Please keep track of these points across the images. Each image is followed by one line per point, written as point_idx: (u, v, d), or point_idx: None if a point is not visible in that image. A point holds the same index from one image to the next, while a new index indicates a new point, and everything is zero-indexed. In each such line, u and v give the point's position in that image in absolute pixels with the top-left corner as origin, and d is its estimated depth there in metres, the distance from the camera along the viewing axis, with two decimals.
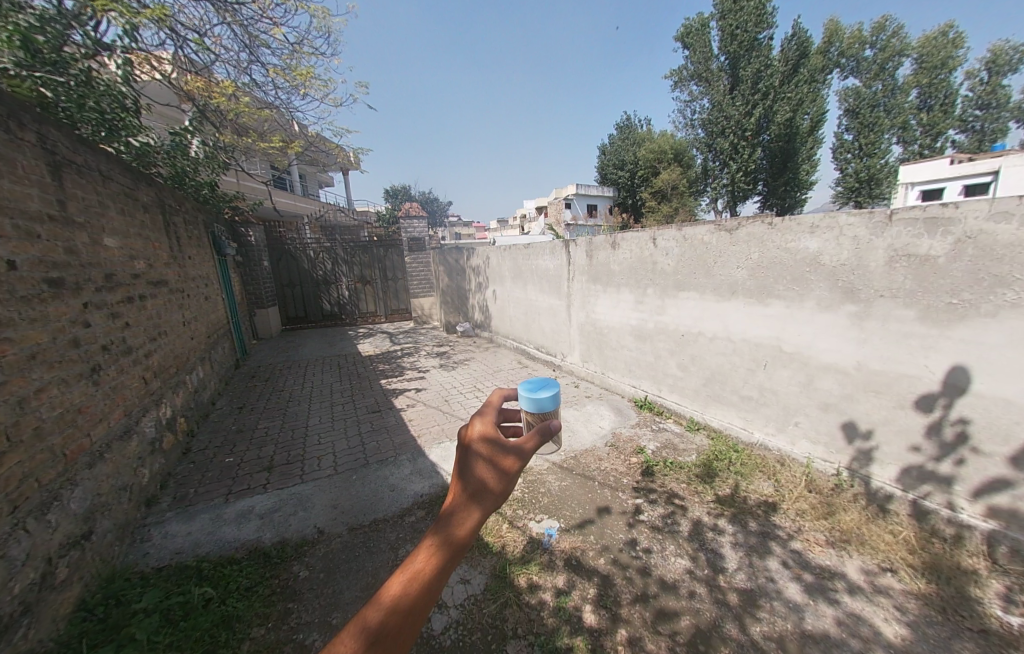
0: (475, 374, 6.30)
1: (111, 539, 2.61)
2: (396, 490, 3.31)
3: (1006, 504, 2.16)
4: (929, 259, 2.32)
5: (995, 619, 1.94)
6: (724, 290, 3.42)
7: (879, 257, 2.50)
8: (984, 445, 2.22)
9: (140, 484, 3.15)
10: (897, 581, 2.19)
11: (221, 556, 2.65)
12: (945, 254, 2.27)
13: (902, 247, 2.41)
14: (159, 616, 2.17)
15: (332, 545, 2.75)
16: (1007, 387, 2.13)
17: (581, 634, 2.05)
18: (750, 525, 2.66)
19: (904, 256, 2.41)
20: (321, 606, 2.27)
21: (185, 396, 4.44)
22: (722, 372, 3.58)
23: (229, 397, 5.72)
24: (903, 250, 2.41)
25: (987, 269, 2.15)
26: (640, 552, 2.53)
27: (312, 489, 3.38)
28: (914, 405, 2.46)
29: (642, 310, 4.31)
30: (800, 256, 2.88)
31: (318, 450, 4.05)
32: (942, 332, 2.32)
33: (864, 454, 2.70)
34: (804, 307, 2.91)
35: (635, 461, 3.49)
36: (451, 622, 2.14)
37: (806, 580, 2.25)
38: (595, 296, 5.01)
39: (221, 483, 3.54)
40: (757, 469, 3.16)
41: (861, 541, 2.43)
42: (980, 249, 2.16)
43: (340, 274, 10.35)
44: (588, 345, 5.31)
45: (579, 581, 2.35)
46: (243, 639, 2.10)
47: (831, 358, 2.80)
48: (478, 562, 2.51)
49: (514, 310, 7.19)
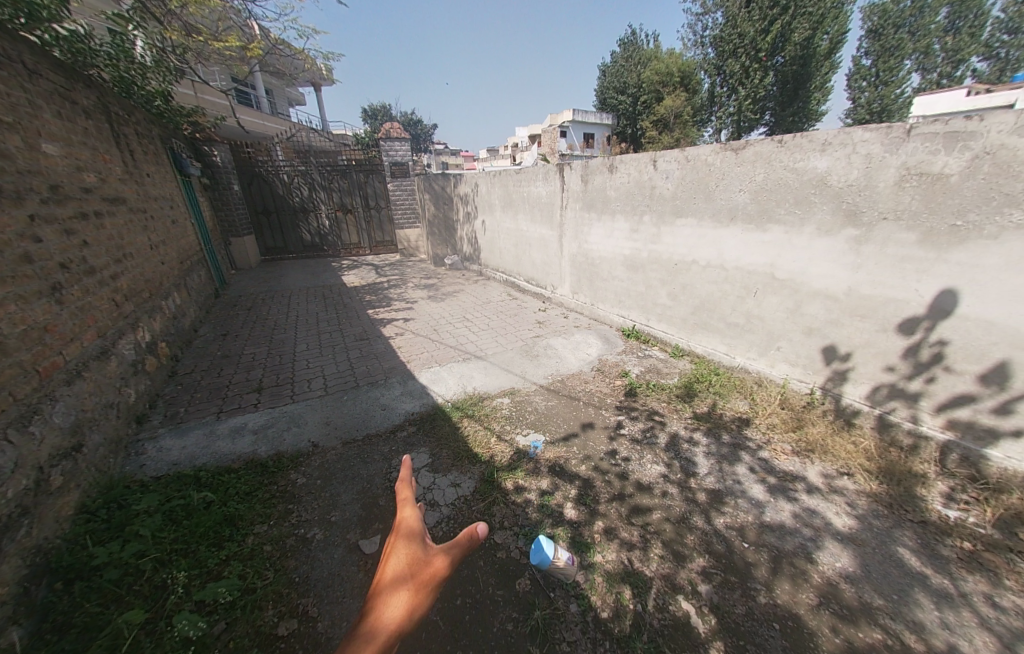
0: (464, 304, 6.25)
1: (105, 451, 2.64)
2: (387, 409, 3.38)
3: (965, 417, 2.30)
4: (942, 178, 2.22)
5: (935, 512, 2.16)
6: (723, 215, 3.30)
7: (889, 175, 2.39)
8: (957, 364, 2.30)
9: (127, 402, 3.13)
10: (853, 482, 2.40)
11: (219, 466, 2.72)
12: (958, 172, 2.17)
13: (916, 165, 2.30)
14: (162, 516, 2.21)
15: (326, 457, 2.84)
16: (994, 309, 2.14)
17: (561, 525, 2.22)
18: (723, 437, 2.84)
19: (914, 175, 2.31)
20: (320, 507, 2.40)
21: (164, 321, 4.31)
22: (712, 300, 3.59)
23: (212, 324, 5.59)
24: (916, 167, 2.29)
25: (999, 188, 2.07)
26: (620, 461, 2.69)
27: (303, 407, 3.43)
28: (897, 328, 2.51)
29: (636, 239, 4.20)
30: (806, 176, 2.75)
31: (307, 373, 4.07)
32: (940, 256, 2.29)
33: (839, 373, 2.83)
34: (803, 232, 2.84)
35: (619, 384, 3.61)
36: (443, 517, 2.29)
37: (770, 482, 2.45)
38: (588, 224, 4.83)
39: (211, 402, 3.55)
40: (735, 389, 3.31)
41: (823, 449, 2.62)
42: (997, 166, 2.06)
43: (318, 201, 9.68)
44: (579, 276, 5.25)
45: (561, 484, 2.51)
46: (248, 534, 2.19)
47: (822, 284, 2.80)
48: (468, 469, 2.65)
49: (503, 241, 6.97)
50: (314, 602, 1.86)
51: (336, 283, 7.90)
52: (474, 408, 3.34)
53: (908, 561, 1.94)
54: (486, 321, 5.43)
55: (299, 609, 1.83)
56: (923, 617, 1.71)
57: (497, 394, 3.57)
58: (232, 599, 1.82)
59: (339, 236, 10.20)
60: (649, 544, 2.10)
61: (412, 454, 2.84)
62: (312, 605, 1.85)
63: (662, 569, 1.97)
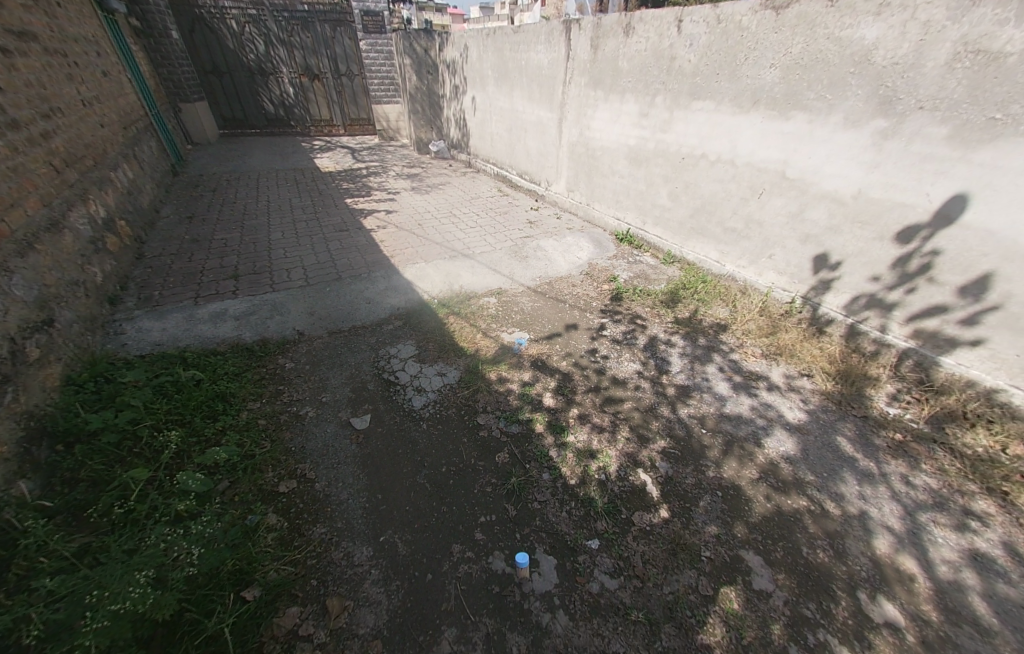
0: (450, 199, 5.85)
1: (80, 329, 2.57)
2: (372, 302, 3.33)
3: (931, 327, 2.42)
4: (998, 59, 1.98)
5: (876, 409, 2.39)
6: (746, 97, 3.01)
7: (942, 53, 2.13)
8: (941, 276, 2.33)
9: (95, 281, 2.98)
10: (810, 382, 2.60)
11: (204, 347, 2.72)
12: (1018, 52, 1.93)
13: (976, 39, 2.03)
14: (152, 389, 2.26)
15: (313, 344, 2.86)
16: (998, 218, 2.09)
17: (540, 411, 2.38)
18: (699, 340, 2.96)
19: (969, 53, 2.06)
20: (311, 388, 2.48)
21: (118, 196, 3.91)
22: (713, 201, 3.44)
23: (175, 206, 5.13)
24: (975, 43, 2.03)
25: None
26: (599, 358, 2.81)
27: (284, 296, 3.35)
28: (894, 237, 2.48)
29: (644, 126, 3.85)
30: (850, 49, 2.43)
31: (286, 262, 3.90)
32: (964, 155, 2.15)
33: (824, 283, 2.87)
34: (828, 121, 2.62)
35: (607, 288, 3.61)
36: (429, 401, 2.43)
37: (735, 380, 2.62)
38: (593, 105, 4.34)
39: (187, 286, 3.42)
40: (718, 296, 3.35)
41: (791, 353, 2.78)
42: None
43: (278, 61, 8.30)
44: (577, 171, 4.89)
45: (543, 376, 2.64)
46: (241, 409, 2.28)
47: (832, 186, 2.68)
48: (453, 361, 2.73)
49: (495, 126, 6.27)
50: (311, 467, 2.03)
51: (309, 166, 7.17)
52: (460, 306, 3.33)
53: (843, 447, 2.19)
54: (474, 218, 5.15)
55: (297, 472, 1.99)
56: (844, 490, 1.99)
57: (484, 292, 3.54)
58: (232, 462, 1.96)
59: (307, 111, 8.99)
60: (618, 428, 2.29)
61: (399, 345, 2.88)
62: (310, 469, 2.01)
63: (627, 447, 2.18)
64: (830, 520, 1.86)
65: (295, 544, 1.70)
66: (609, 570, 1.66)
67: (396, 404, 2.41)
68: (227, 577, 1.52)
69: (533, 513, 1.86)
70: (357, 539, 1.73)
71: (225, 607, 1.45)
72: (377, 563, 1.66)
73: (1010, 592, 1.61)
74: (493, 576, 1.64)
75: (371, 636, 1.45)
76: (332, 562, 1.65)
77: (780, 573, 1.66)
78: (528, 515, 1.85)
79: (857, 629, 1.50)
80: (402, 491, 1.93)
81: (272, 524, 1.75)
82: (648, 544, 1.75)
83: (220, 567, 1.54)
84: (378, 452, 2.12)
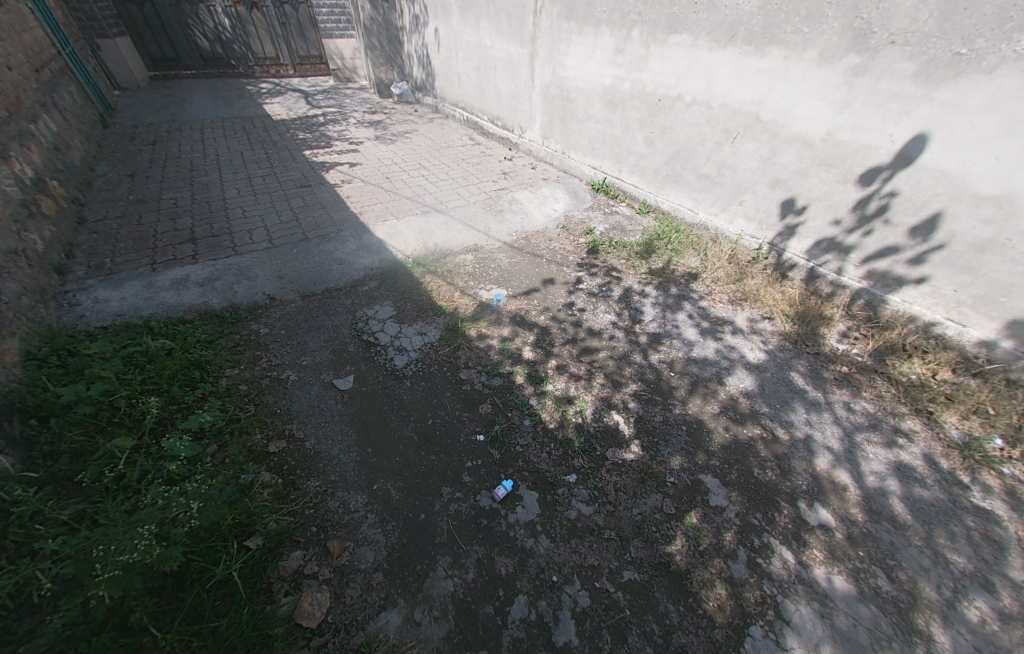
0: (418, 149, 5.53)
1: (30, 301, 2.41)
2: (345, 264, 3.23)
3: (883, 268, 2.58)
4: None
5: (828, 346, 2.59)
6: (723, 31, 2.91)
7: None
8: (896, 217, 2.44)
9: (36, 251, 2.75)
10: (771, 324, 2.77)
11: (171, 316, 2.62)
12: None
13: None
14: (122, 360, 2.20)
15: (287, 309, 2.79)
16: (952, 157, 2.18)
17: (520, 364, 2.47)
18: (671, 290, 3.06)
19: None
20: (290, 352, 2.48)
21: (43, 153, 3.51)
22: (688, 146, 3.41)
23: (112, 163, 4.66)
24: None
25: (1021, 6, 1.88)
26: (575, 312, 2.88)
27: (249, 259, 3.20)
28: (857, 179, 2.55)
29: (619, 63, 3.68)
30: None
31: (246, 223, 3.68)
32: (928, 93, 2.19)
33: (790, 228, 2.98)
34: (802, 59, 2.59)
35: (582, 242, 3.61)
36: (412, 360, 2.47)
37: (703, 326, 2.76)
38: (566, 39, 4.08)
39: (141, 252, 3.21)
40: (691, 246, 3.41)
41: (755, 298, 2.92)
42: None
43: None
44: (552, 115, 4.68)
45: (522, 331, 2.70)
46: (220, 376, 2.25)
47: (803, 127, 2.69)
48: (434, 320, 2.75)
49: (462, 63, 5.81)
50: (299, 427, 2.07)
51: (258, 114, 6.53)
52: (436, 265, 3.28)
53: (796, 381, 2.40)
54: (445, 169, 4.92)
55: (285, 433, 2.04)
56: (794, 417, 2.21)
57: (460, 250, 3.48)
58: (219, 427, 1.98)
59: (248, 47, 8.03)
60: (593, 375, 2.42)
61: (377, 306, 2.85)
62: (298, 428, 2.06)
63: (602, 392, 2.32)
64: (780, 444, 2.08)
65: (291, 497, 1.78)
66: (585, 499, 1.83)
67: (378, 363, 2.45)
68: (229, 530, 1.60)
69: (516, 455, 2.00)
70: (351, 489, 1.83)
71: (231, 555, 1.54)
72: (372, 508, 1.77)
73: (924, 493, 1.88)
74: (481, 510, 1.78)
75: (372, 570, 1.58)
76: (330, 511, 1.75)
77: (734, 491, 1.88)
78: (511, 457, 1.99)
79: (795, 531, 1.74)
80: (392, 444, 2.02)
81: (266, 481, 1.82)
82: (619, 474, 1.93)
83: (221, 521, 1.61)
84: (365, 411, 2.18)
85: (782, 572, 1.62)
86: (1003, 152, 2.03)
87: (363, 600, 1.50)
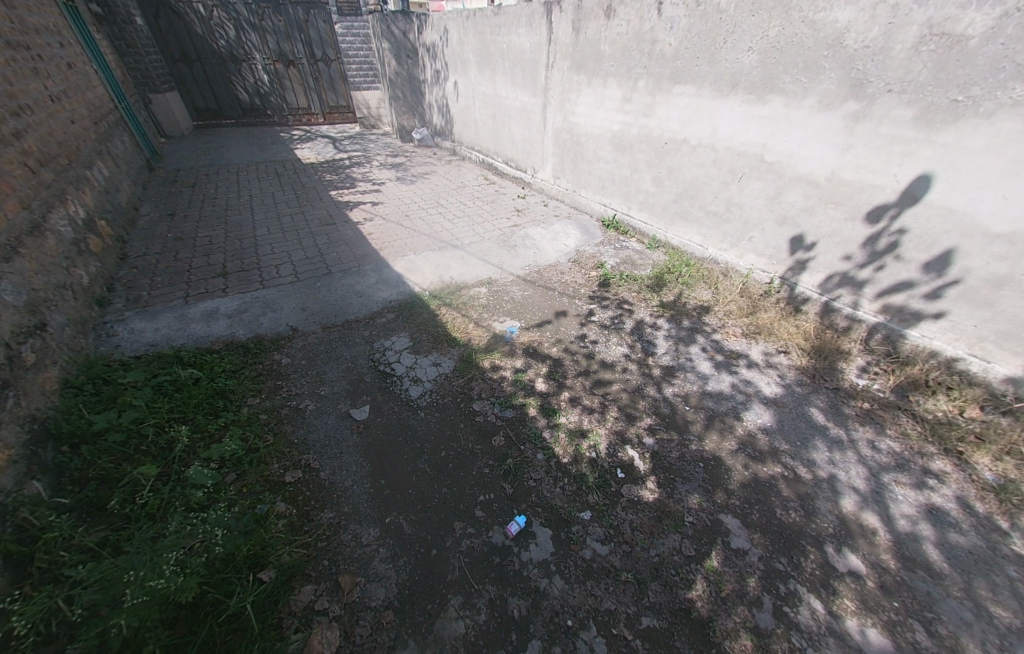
0: (436, 188, 5.82)
1: (72, 332, 2.56)
2: (364, 297, 3.36)
3: (898, 303, 2.56)
4: (960, 41, 2.09)
5: (847, 381, 2.55)
6: (725, 81, 3.08)
7: (909, 37, 2.22)
8: (907, 253, 2.46)
9: (81, 284, 2.95)
10: (787, 358, 2.75)
11: (199, 346, 2.74)
12: (980, 34, 2.03)
13: (940, 22, 2.13)
14: (152, 389, 2.30)
15: (308, 340, 2.90)
16: (959, 197, 2.21)
17: (533, 396, 2.48)
18: (683, 323, 3.07)
19: (934, 36, 2.15)
20: (309, 382, 2.55)
21: (95, 196, 3.82)
22: (696, 186, 3.53)
23: (154, 203, 5.02)
24: (940, 26, 2.13)
25: (1013, 57, 1.96)
26: (588, 344, 2.91)
27: (275, 292, 3.36)
28: (865, 216, 2.60)
29: (627, 111, 3.89)
30: (824, 33, 2.51)
31: (274, 259, 3.88)
32: (929, 137, 2.26)
33: (800, 263, 3.00)
34: (803, 105, 2.71)
35: (594, 275, 3.68)
36: (426, 390, 2.51)
37: (717, 359, 2.75)
38: (577, 89, 4.35)
39: (175, 286, 3.40)
40: (702, 279, 3.45)
41: (770, 331, 2.92)
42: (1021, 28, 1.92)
43: (248, 45, 8.02)
44: (563, 157, 4.91)
45: (535, 363, 2.74)
46: (242, 404, 2.33)
47: (807, 167, 2.78)
48: (448, 351, 2.81)
49: (479, 111, 6.20)
50: (315, 457, 2.11)
51: (289, 158, 7.01)
52: (452, 297, 3.38)
53: (815, 417, 2.35)
54: (461, 207, 5.15)
55: (301, 463, 2.07)
56: (816, 456, 2.14)
57: (474, 284, 3.59)
58: (239, 456, 2.03)
59: (283, 99, 8.72)
60: (607, 408, 2.41)
61: (393, 338, 2.94)
62: (314, 459, 2.09)
63: (616, 426, 2.30)
64: (802, 484, 2.02)
65: (305, 528, 1.80)
66: (600, 538, 1.79)
67: (394, 394, 2.49)
68: (244, 561, 1.61)
69: (529, 490, 1.98)
70: (364, 522, 1.83)
71: (245, 587, 1.54)
72: (384, 542, 1.77)
73: (960, 540, 1.79)
74: (494, 547, 1.76)
75: (382, 608, 1.56)
76: (342, 544, 1.75)
77: (757, 532, 1.81)
78: (524, 492, 1.97)
79: (824, 578, 1.66)
80: (405, 476, 2.03)
81: (281, 511, 1.84)
82: (636, 512, 1.89)
83: (236, 552, 1.62)
84: (379, 442, 2.21)
85: (811, 623, 1.53)
86: (1010, 191, 2.06)
87: (373, 640, 1.48)
